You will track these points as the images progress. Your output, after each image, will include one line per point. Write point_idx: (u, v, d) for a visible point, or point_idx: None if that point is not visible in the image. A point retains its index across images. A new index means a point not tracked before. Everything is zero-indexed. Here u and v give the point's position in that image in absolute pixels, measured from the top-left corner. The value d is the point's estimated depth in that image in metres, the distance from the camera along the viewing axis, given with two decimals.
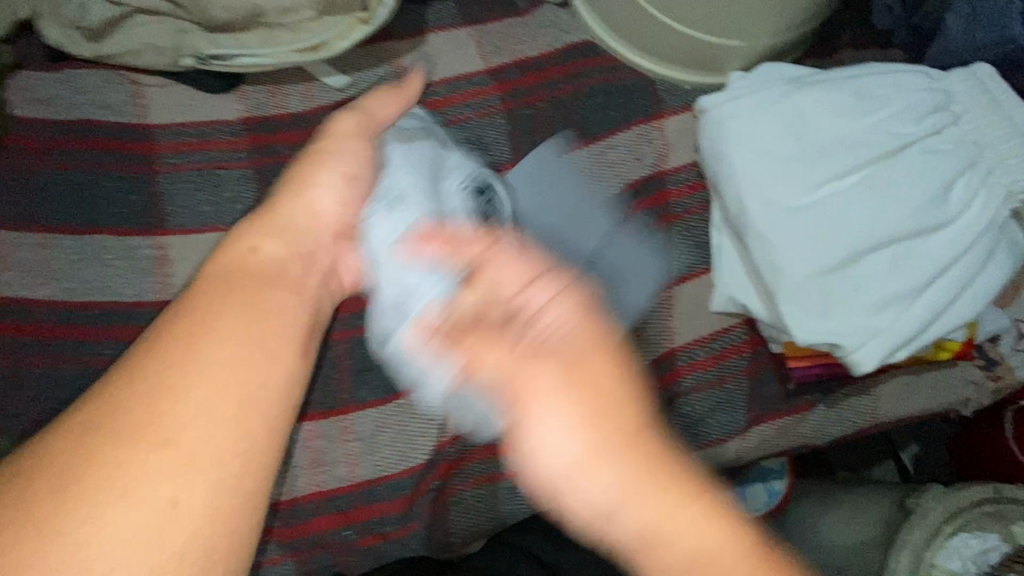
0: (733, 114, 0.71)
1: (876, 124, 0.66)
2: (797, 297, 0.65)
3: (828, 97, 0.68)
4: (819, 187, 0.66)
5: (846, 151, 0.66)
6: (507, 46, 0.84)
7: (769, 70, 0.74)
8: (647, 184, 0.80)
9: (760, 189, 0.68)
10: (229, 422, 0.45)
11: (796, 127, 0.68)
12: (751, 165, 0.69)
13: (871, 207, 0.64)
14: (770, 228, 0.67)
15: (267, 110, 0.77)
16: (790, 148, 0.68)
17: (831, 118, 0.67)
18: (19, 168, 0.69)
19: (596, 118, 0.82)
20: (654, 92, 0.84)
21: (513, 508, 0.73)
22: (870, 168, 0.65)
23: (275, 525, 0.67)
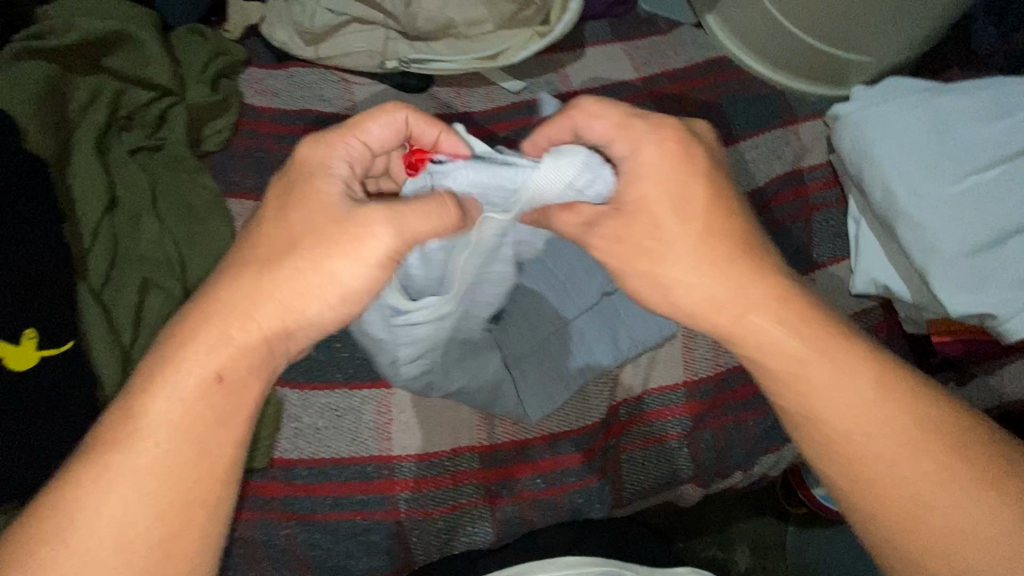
0: (873, 118, 0.81)
1: (1006, 127, 0.77)
2: (952, 274, 0.73)
3: (960, 104, 0.79)
4: (960, 180, 0.75)
5: (981, 150, 0.76)
6: (656, 60, 0.95)
7: (899, 81, 0.85)
8: (788, 179, 0.89)
9: (906, 181, 0.77)
10: (197, 435, 0.46)
11: (934, 129, 0.78)
12: (895, 160, 0.78)
13: (1012, 196, 0.74)
14: (919, 214, 0.75)
15: (455, 108, 0.88)
16: (930, 147, 0.77)
17: (964, 121, 0.78)
18: (254, 150, 0.78)
19: (737, 121, 0.92)
20: (785, 102, 0.95)
21: (679, 466, 0.79)
22: (1006, 165, 0.75)
23: (478, 470, 0.72)
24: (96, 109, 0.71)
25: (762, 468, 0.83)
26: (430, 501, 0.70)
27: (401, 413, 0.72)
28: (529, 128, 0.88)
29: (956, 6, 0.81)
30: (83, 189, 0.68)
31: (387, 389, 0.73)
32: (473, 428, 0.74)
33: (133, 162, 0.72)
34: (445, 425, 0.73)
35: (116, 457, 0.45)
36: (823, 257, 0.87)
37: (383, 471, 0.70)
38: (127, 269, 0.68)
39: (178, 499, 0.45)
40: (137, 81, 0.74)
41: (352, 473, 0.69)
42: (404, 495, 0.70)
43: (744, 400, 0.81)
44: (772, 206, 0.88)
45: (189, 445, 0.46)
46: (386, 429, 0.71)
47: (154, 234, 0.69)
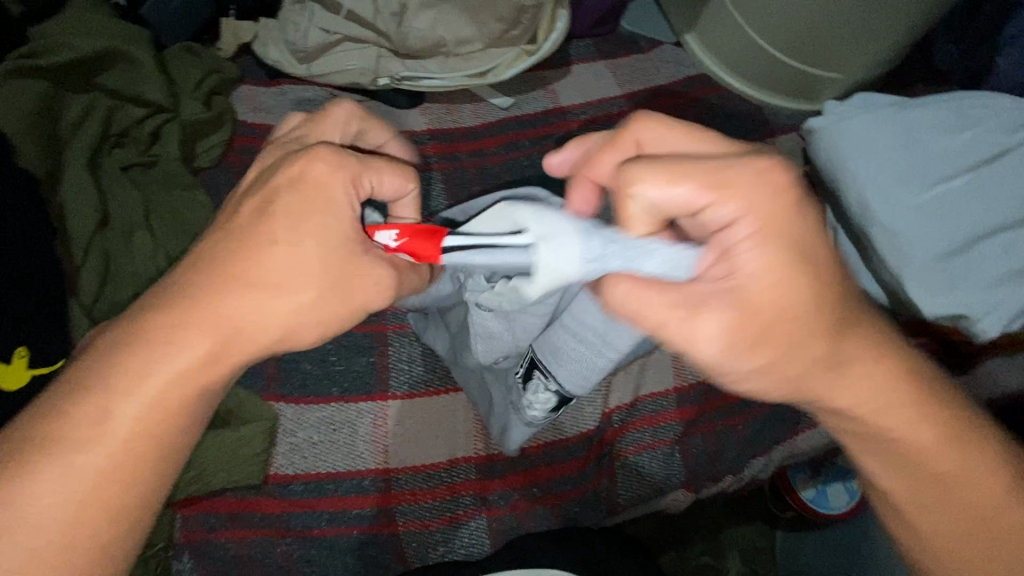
0: (846, 131, 0.85)
1: (967, 138, 0.81)
2: (926, 279, 0.77)
3: (925, 117, 0.83)
4: (930, 189, 0.79)
5: (946, 160, 0.81)
6: (639, 77, 0.98)
7: (866, 96, 0.90)
8: None
9: (879, 191, 0.81)
10: (160, 429, 0.45)
11: (902, 141, 0.82)
12: (869, 171, 0.82)
13: (977, 203, 0.78)
14: (893, 222, 0.79)
15: (446, 123, 0.90)
16: (900, 158, 0.81)
17: (930, 134, 0.82)
18: (247, 165, 0.79)
19: (719, 135, 0.95)
20: (763, 116, 0.99)
21: (672, 470, 0.81)
22: (970, 173, 0.79)
23: (476, 480, 0.72)
24: (87, 126, 0.71)
25: (752, 471, 0.85)
26: (427, 513, 0.70)
27: (397, 425, 0.71)
28: (519, 142, 0.90)
29: (917, 26, 0.86)
30: (74, 205, 0.67)
31: (383, 401, 0.72)
32: (471, 439, 0.73)
33: (125, 179, 0.72)
34: (442, 436, 0.72)
35: (61, 444, 0.43)
36: None
37: (380, 484, 0.69)
38: (121, 285, 0.68)
39: (113, 501, 0.44)
40: (129, 98, 0.74)
41: (350, 487, 0.69)
42: (402, 507, 0.70)
43: (733, 404, 0.83)
44: None
45: (136, 446, 0.45)
46: (384, 442, 0.71)
47: (147, 250, 0.70)
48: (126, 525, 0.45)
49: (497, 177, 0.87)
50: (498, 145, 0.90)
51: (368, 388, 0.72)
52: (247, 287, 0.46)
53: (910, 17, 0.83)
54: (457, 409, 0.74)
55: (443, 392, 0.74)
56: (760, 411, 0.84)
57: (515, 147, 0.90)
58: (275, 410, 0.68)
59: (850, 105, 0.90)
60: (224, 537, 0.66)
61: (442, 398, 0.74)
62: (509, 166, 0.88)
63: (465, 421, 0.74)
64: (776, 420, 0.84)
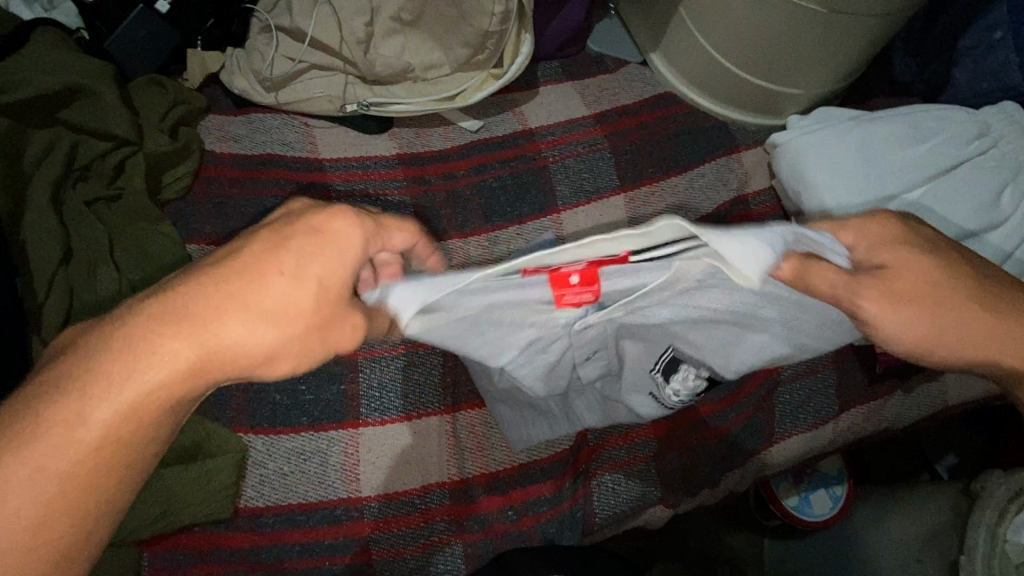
0: (807, 147, 0.87)
1: (924, 151, 0.83)
2: None
3: (883, 132, 0.85)
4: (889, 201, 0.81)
5: (904, 173, 0.83)
6: (606, 97, 1.00)
7: (827, 112, 0.92)
8: (735, 205, 0.94)
9: (841, 205, 0.82)
10: (124, 442, 0.41)
11: (862, 155, 0.84)
12: (830, 186, 0.84)
13: (934, 214, 0.80)
14: None
15: (416, 148, 0.91)
16: (860, 172, 0.83)
17: (888, 148, 0.84)
18: (214, 195, 0.79)
19: (685, 152, 0.97)
20: (728, 132, 1.01)
21: (648, 487, 0.81)
22: (926, 185, 0.82)
23: (451, 504, 0.72)
24: (50, 162, 0.71)
25: (726, 484, 0.86)
26: (400, 541, 0.69)
27: (368, 453, 0.71)
28: (488, 164, 0.91)
29: (870, 44, 0.89)
30: (38, 242, 0.67)
31: (354, 429, 0.72)
32: (444, 464, 0.73)
33: (90, 213, 0.71)
34: (414, 462, 0.72)
35: (13, 451, 0.38)
36: None
37: (351, 513, 0.69)
38: (82, 321, 0.67)
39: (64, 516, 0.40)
40: (93, 133, 0.74)
41: (323, 517, 0.68)
42: (376, 535, 0.69)
43: (708, 418, 0.84)
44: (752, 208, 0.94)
45: (104, 455, 0.41)
46: (354, 470, 0.70)
47: (110, 284, 0.69)
48: (81, 537, 0.41)
49: (466, 200, 0.88)
50: (468, 167, 0.91)
51: (339, 416, 0.72)
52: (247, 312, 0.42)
53: (862, 35, 0.86)
54: (428, 435, 0.73)
55: (413, 418, 0.74)
56: (733, 425, 0.84)
57: (484, 169, 0.91)
58: (244, 442, 0.67)
59: (811, 120, 0.92)
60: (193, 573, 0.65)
61: (413, 423, 0.73)
62: (478, 188, 0.89)
63: (437, 446, 0.73)
64: (750, 432, 0.85)
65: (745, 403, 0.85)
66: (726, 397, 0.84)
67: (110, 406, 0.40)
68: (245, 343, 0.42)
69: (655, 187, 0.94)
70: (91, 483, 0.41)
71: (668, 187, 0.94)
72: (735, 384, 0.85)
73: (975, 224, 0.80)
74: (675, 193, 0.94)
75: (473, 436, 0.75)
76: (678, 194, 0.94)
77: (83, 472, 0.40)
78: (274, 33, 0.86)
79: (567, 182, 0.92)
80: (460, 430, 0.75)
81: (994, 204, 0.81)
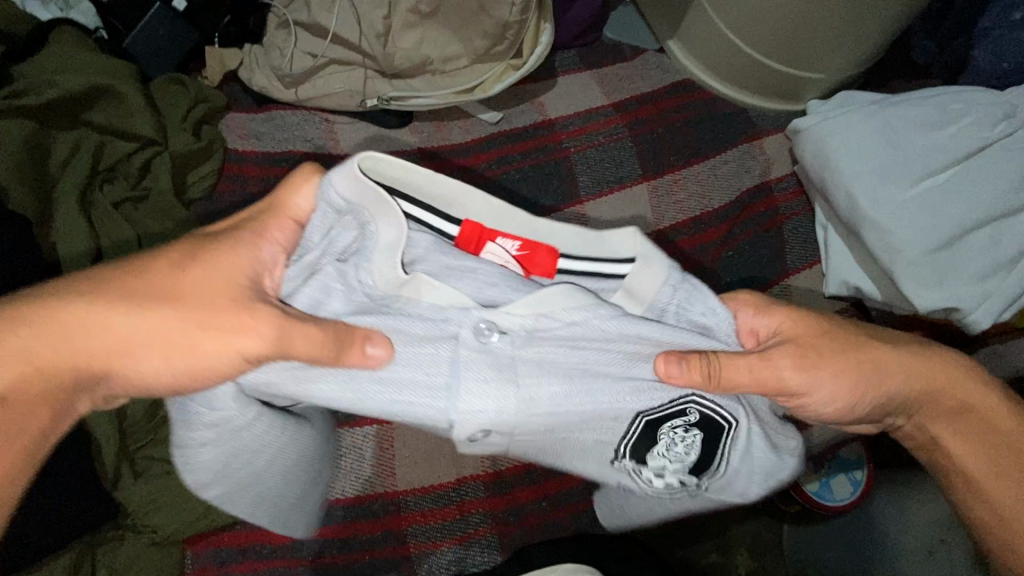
0: (830, 133, 0.86)
1: (949, 133, 0.82)
2: (920, 274, 0.78)
3: (907, 115, 0.84)
4: (915, 186, 0.81)
5: (930, 156, 0.82)
6: (625, 85, 1.00)
7: (850, 95, 0.90)
8: (758, 191, 0.94)
9: (866, 190, 0.82)
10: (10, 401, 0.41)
11: (886, 140, 0.83)
12: (855, 172, 0.83)
13: (962, 197, 0.79)
14: (882, 220, 0.80)
15: (438, 142, 0.91)
16: (885, 157, 0.83)
17: (913, 131, 0.83)
18: (239, 193, 0.79)
19: (705, 140, 0.97)
20: (748, 119, 1.00)
21: None
22: (953, 168, 0.81)
23: (486, 496, 0.72)
24: (76, 164, 0.71)
25: None
26: (434, 535, 0.70)
27: (403, 448, 0.72)
28: (509, 157, 0.91)
29: (894, 26, 0.88)
30: (68, 244, 0.68)
31: (387, 423, 0.72)
32: (478, 458, 0.73)
33: (117, 215, 0.72)
34: (447, 457, 0.72)
35: None
36: (797, 263, 0.91)
37: (389, 507, 0.70)
38: None
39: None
40: (116, 134, 0.74)
41: (359, 511, 0.69)
42: (413, 529, 0.70)
43: None
44: (774, 182, 0.95)
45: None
46: (389, 465, 0.71)
47: None
48: None
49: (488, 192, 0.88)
50: (490, 160, 0.90)
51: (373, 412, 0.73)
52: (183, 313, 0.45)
53: (886, 17, 0.85)
54: None
55: None
56: None
57: (506, 162, 0.90)
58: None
59: (834, 105, 0.91)
60: (235, 569, 0.65)
61: None
62: (500, 181, 0.89)
63: None
64: None
65: None
66: None
67: (25, 354, 0.41)
68: (156, 325, 0.45)
69: (677, 175, 0.93)
70: None
71: (690, 174, 0.93)
72: None
73: (1005, 206, 0.79)
74: (697, 181, 0.93)
75: None
76: (700, 182, 0.93)
77: None
78: (294, 28, 0.85)
79: (587, 172, 0.91)
80: None
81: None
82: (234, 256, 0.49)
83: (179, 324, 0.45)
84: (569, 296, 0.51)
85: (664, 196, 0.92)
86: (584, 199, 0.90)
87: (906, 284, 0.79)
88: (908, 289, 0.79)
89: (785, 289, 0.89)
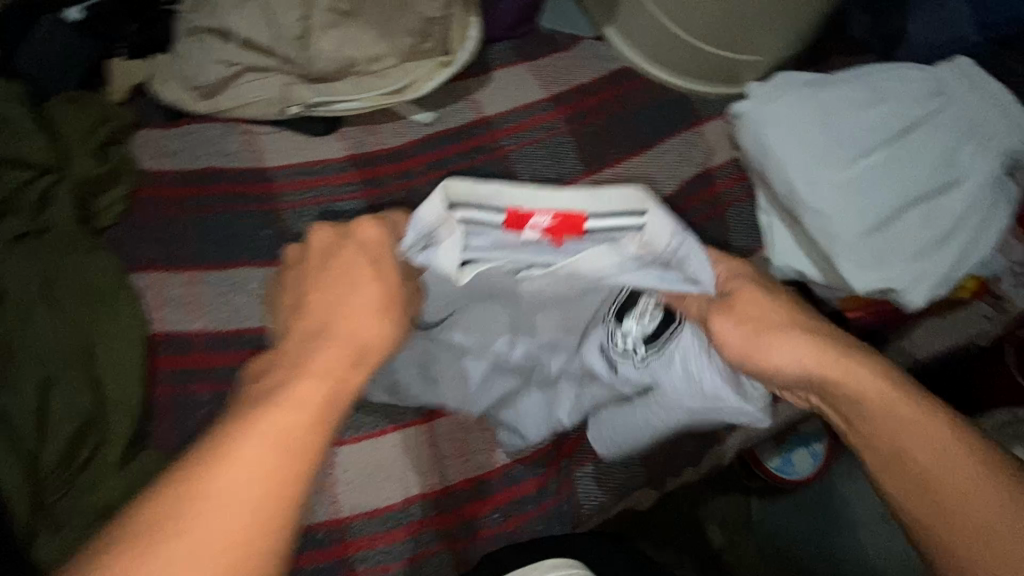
0: (767, 117, 0.85)
1: (881, 112, 0.82)
2: (858, 256, 0.79)
3: (839, 96, 0.84)
4: (851, 167, 0.81)
5: (863, 136, 0.82)
6: (562, 77, 0.97)
7: (786, 76, 0.89)
8: (701, 179, 0.93)
9: (803, 174, 0.81)
10: (258, 482, 0.39)
11: (821, 121, 0.83)
12: (791, 156, 0.83)
13: (895, 176, 0.80)
14: (820, 204, 0.80)
15: (368, 147, 0.86)
16: (820, 139, 0.82)
17: (846, 111, 0.83)
18: (154, 217, 0.74)
19: (647, 129, 0.95)
20: (688, 104, 0.99)
21: (633, 472, 0.81)
22: (885, 147, 0.81)
23: (434, 514, 0.71)
24: None
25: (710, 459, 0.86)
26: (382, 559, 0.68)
27: (346, 473, 0.70)
28: (445, 159, 0.87)
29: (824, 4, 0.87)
30: None
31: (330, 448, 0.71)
32: (425, 476, 0.72)
33: (17, 250, 0.66)
34: (394, 478, 0.71)
35: (190, 497, 0.38)
36: (742, 250, 0.91)
37: (336, 535, 0.68)
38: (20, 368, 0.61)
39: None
40: (9, 163, 0.69)
41: (306, 542, 0.67)
42: (361, 555, 0.68)
43: None
44: (716, 170, 0.94)
45: (274, 479, 0.39)
46: (333, 491, 0.69)
47: (48, 325, 0.63)
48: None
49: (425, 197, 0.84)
50: (425, 163, 0.87)
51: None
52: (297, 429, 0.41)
53: None
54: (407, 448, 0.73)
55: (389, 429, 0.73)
56: None
57: (442, 165, 0.87)
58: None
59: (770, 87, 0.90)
60: None
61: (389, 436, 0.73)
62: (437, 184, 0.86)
63: (417, 458, 0.73)
64: None
65: None
66: None
67: (256, 452, 0.40)
68: (320, 360, 0.44)
69: (619, 169, 0.91)
70: (265, 504, 0.39)
71: (633, 167, 0.92)
72: None
73: (935, 182, 0.80)
74: (639, 172, 0.92)
75: (453, 444, 0.75)
76: (643, 174, 0.92)
77: (263, 495, 0.39)
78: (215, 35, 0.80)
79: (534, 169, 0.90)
80: (440, 440, 0.75)
81: (953, 161, 0.80)
82: (328, 290, 0.48)
83: (315, 364, 0.44)
84: (637, 197, 0.53)
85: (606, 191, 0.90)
86: None
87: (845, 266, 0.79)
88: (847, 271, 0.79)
89: None
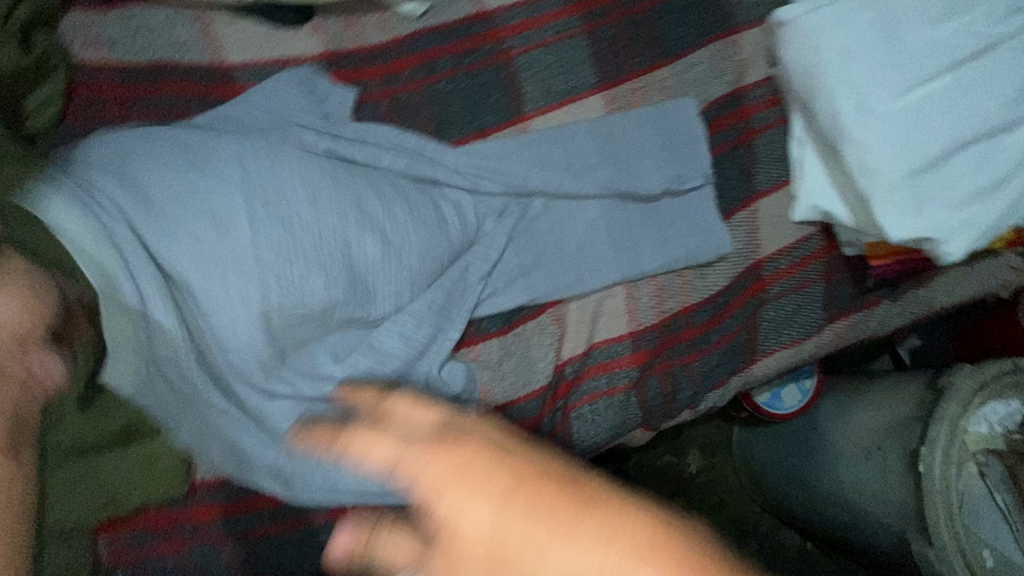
0: (818, 30, 0.72)
1: (945, 34, 0.71)
2: (903, 200, 0.70)
3: (902, 11, 0.72)
4: (906, 99, 0.70)
5: (922, 60, 0.71)
6: None
7: None
8: (729, 100, 0.82)
9: (852, 104, 0.70)
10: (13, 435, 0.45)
11: (878, 39, 0.71)
12: (839, 80, 0.71)
13: (953, 113, 0.70)
14: (868, 139, 0.70)
15: (347, 44, 0.73)
16: (875, 58, 0.71)
17: (908, 29, 0.72)
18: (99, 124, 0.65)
19: (671, 39, 0.81)
20: (726, 7, 0.84)
21: (629, 415, 0.79)
22: (947, 73, 0.70)
23: None
24: None
25: (708, 402, 0.84)
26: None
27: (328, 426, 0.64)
28: (439, 61, 0.75)
29: None
30: None
31: None
32: None
33: None
34: None
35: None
36: (767, 184, 0.82)
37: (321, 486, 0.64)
38: None
39: None
40: None
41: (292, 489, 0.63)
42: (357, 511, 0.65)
43: (689, 343, 0.80)
44: (743, 91, 0.82)
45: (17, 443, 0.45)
46: None
47: None
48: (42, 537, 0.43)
49: (412, 108, 0.73)
50: (415, 64, 0.74)
51: None
52: (511, 460, 0.34)
53: None
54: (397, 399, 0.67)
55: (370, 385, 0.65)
56: (716, 346, 0.81)
57: (434, 68, 0.74)
58: (184, 444, 0.59)
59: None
60: (157, 550, 0.59)
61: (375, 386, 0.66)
62: (429, 94, 0.74)
63: None
64: (733, 353, 0.82)
65: (732, 320, 0.82)
66: (710, 317, 0.81)
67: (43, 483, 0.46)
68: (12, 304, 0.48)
69: (639, 83, 0.79)
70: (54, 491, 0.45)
71: (655, 81, 0.80)
72: (721, 304, 0.81)
73: (999, 120, 0.70)
74: (661, 91, 0.80)
75: None
76: (665, 90, 0.80)
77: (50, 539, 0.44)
78: None
79: (516, 96, 0.76)
80: None
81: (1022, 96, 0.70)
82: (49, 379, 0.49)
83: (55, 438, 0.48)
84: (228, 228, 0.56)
85: (622, 110, 0.78)
86: (529, 115, 0.76)
87: (892, 212, 0.70)
88: (894, 216, 0.70)
89: (750, 214, 0.82)
